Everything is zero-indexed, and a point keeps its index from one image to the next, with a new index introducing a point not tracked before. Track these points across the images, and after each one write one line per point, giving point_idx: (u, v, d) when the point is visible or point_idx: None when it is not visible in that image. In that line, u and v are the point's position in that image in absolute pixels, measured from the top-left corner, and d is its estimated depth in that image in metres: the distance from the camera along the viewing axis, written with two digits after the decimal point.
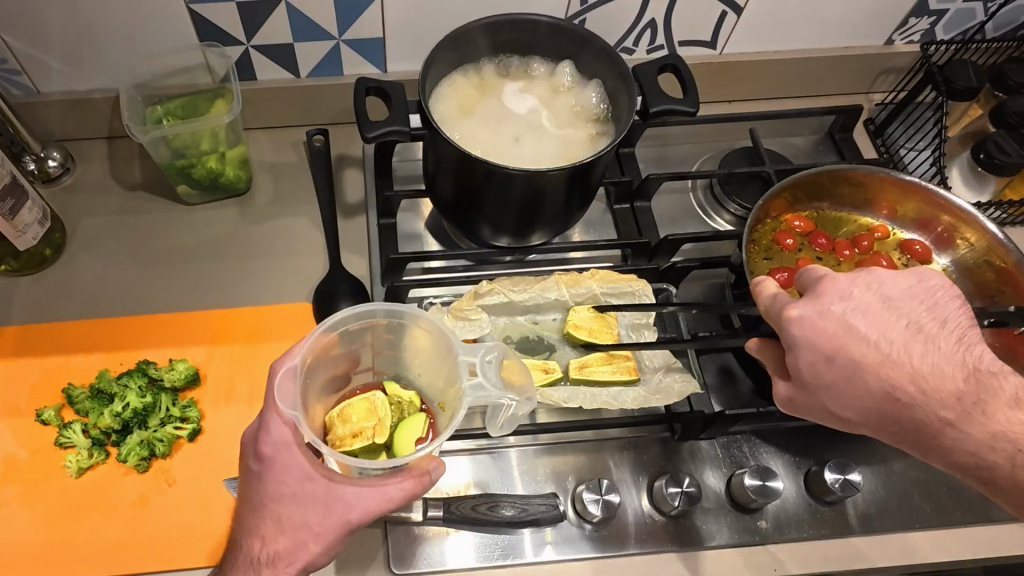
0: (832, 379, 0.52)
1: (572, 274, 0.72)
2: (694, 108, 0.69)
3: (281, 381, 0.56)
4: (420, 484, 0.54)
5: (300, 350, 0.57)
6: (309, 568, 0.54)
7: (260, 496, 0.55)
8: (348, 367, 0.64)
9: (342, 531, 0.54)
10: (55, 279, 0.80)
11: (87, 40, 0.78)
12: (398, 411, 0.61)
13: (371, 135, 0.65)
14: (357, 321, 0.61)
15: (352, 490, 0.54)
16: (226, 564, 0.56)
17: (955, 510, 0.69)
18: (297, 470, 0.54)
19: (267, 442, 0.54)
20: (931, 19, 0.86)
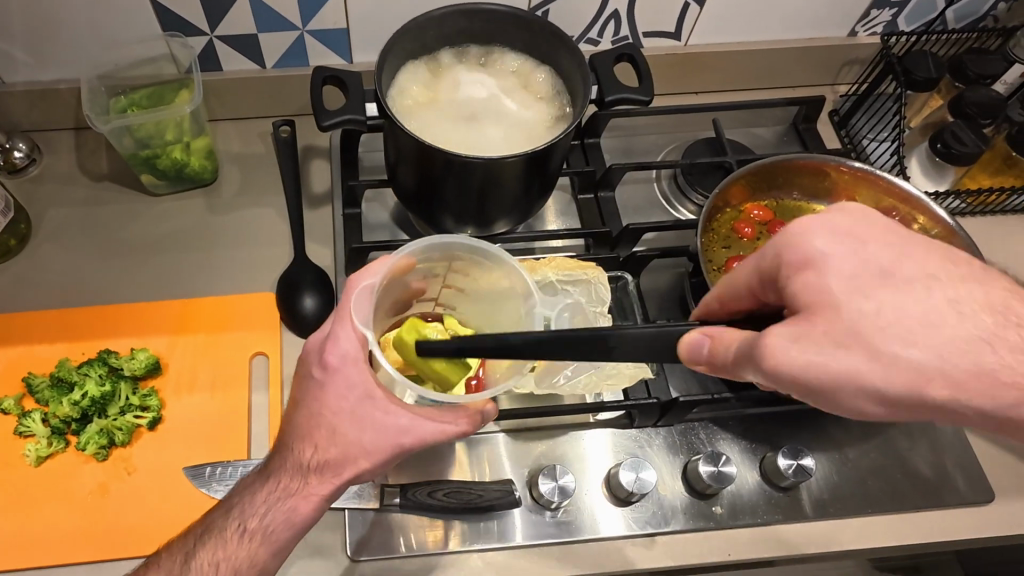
0: (885, 315, 0.43)
1: (529, 262, 0.73)
2: (649, 97, 0.69)
3: (357, 298, 0.56)
4: (471, 425, 0.56)
5: (379, 271, 0.57)
6: (352, 481, 0.55)
7: (317, 405, 0.54)
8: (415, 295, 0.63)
9: (393, 454, 0.54)
10: (21, 269, 0.80)
11: (50, 31, 0.78)
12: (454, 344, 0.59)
13: (327, 124, 0.65)
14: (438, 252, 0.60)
15: (407, 416, 0.54)
16: (274, 463, 0.57)
17: (908, 495, 0.70)
18: (359, 388, 0.54)
19: (335, 352, 0.54)
20: (892, 10, 0.86)
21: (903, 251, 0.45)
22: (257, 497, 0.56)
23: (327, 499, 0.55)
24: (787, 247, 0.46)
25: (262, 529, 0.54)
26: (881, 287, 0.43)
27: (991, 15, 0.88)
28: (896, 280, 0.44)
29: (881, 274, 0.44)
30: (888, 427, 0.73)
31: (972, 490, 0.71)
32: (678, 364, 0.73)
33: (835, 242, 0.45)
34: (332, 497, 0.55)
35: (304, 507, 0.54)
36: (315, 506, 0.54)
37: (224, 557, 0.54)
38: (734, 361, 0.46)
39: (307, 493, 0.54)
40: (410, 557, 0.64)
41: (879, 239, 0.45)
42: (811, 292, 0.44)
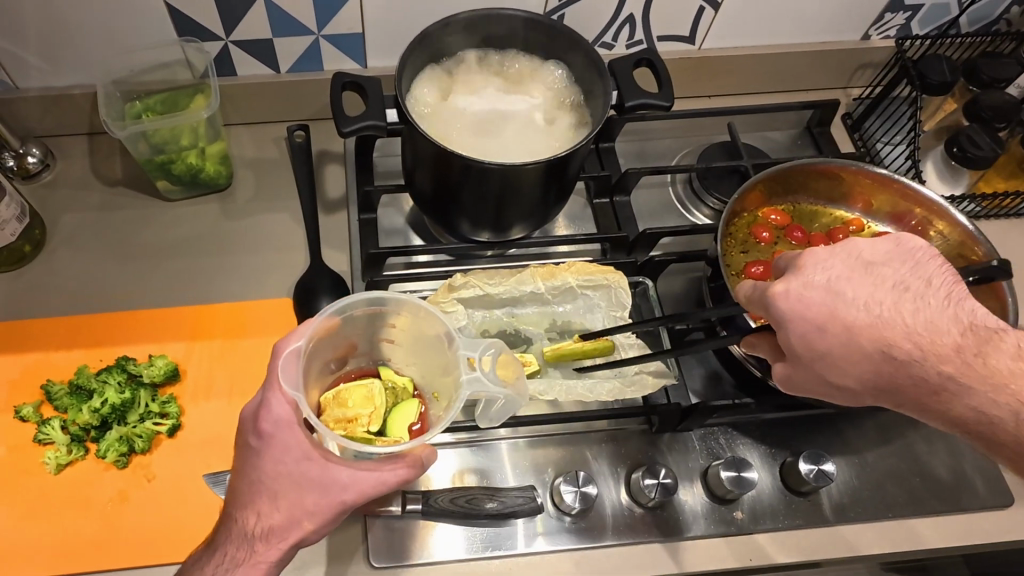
0: (825, 346, 0.52)
1: (548, 267, 0.72)
2: (669, 103, 0.70)
3: (284, 363, 0.56)
4: (413, 472, 0.55)
5: (305, 332, 0.57)
6: (301, 542, 0.56)
7: (257, 473, 0.55)
8: (349, 350, 0.64)
9: (336, 511, 0.55)
10: (35, 276, 0.79)
11: (64, 35, 0.77)
12: (393, 397, 0.60)
13: (347, 130, 0.65)
14: (362, 307, 0.60)
15: (346, 472, 0.54)
16: (220, 534, 0.57)
17: (927, 499, 0.70)
18: (296, 450, 0.55)
19: (268, 419, 0.55)
20: (906, 14, 0.87)
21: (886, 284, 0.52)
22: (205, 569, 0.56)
23: (276, 564, 0.55)
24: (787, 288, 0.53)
25: None
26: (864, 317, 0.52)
27: (1004, 19, 0.89)
28: (896, 321, 0.51)
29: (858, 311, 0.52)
30: (906, 431, 0.74)
31: (990, 494, 0.71)
32: (696, 368, 0.74)
33: (834, 276, 0.53)
34: (282, 561, 0.56)
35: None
36: (265, 572, 0.55)
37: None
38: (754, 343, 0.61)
39: (255, 560, 0.54)
40: (430, 563, 0.63)
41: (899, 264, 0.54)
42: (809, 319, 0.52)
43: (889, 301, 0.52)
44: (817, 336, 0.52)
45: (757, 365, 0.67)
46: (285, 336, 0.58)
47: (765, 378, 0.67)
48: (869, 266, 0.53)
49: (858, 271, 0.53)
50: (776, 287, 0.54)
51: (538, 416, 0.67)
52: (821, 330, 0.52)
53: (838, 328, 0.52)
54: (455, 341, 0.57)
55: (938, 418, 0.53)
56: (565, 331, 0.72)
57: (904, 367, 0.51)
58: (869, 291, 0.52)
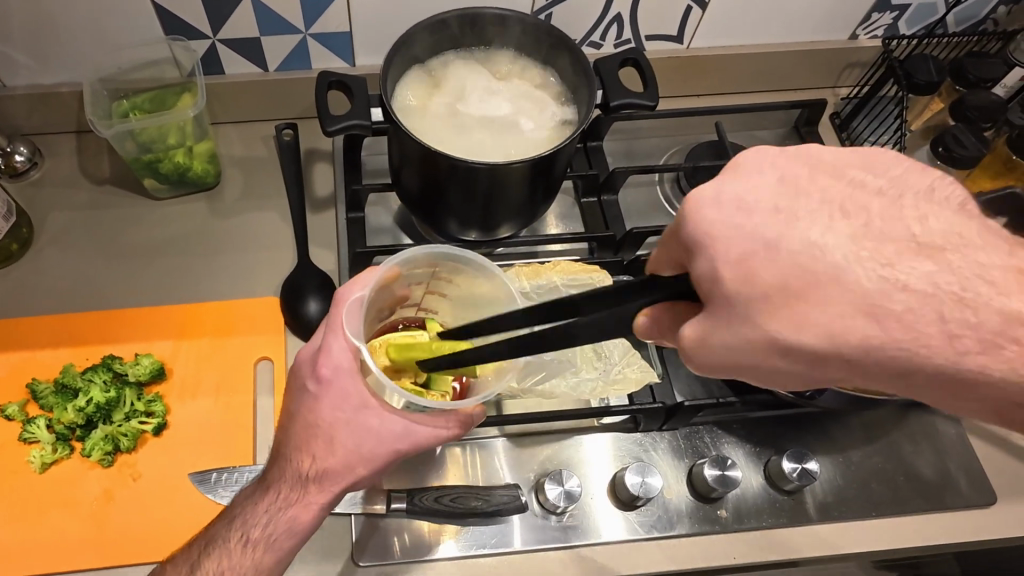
0: (843, 261, 0.39)
1: (534, 266, 0.73)
2: (654, 103, 0.70)
3: (348, 311, 0.56)
4: (464, 430, 0.56)
5: (369, 283, 0.55)
6: (351, 487, 0.56)
7: (312, 418, 0.55)
8: (403, 300, 0.62)
9: (389, 458, 0.55)
10: (22, 274, 0.79)
11: (49, 34, 0.77)
12: (441, 352, 0.59)
13: (331, 129, 0.66)
14: (425, 260, 0.58)
15: (403, 422, 0.55)
16: (273, 475, 0.57)
17: (912, 498, 0.71)
18: (355, 398, 0.54)
19: (329, 364, 0.54)
20: (893, 14, 0.87)
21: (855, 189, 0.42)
22: (258, 507, 0.57)
23: (327, 506, 0.56)
24: (685, 223, 0.42)
25: (265, 538, 0.55)
26: (761, 263, 0.40)
27: (990, 19, 0.89)
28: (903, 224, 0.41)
29: (766, 249, 0.40)
30: (892, 430, 0.74)
31: (974, 493, 0.72)
32: (682, 367, 0.74)
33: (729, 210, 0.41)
34: (334, 502, 0.56)
35: (304, 516, 0.55)
36: (316, 514, 0.55)
37: (229, 565, 0.55)
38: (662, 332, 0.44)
39: (308, 501, 0.55)
40: (416, 562, 0.63)
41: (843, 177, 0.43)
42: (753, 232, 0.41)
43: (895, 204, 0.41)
44: (798, 238, 0.40)
45: None
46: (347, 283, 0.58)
47: None
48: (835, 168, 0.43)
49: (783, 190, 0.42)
50: (692, 199, 0.42)
51: (526, 414, 0.66)
52: (773, 247, 0.40)
53: (860, 239, 0.40)
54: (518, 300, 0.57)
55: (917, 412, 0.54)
56: None
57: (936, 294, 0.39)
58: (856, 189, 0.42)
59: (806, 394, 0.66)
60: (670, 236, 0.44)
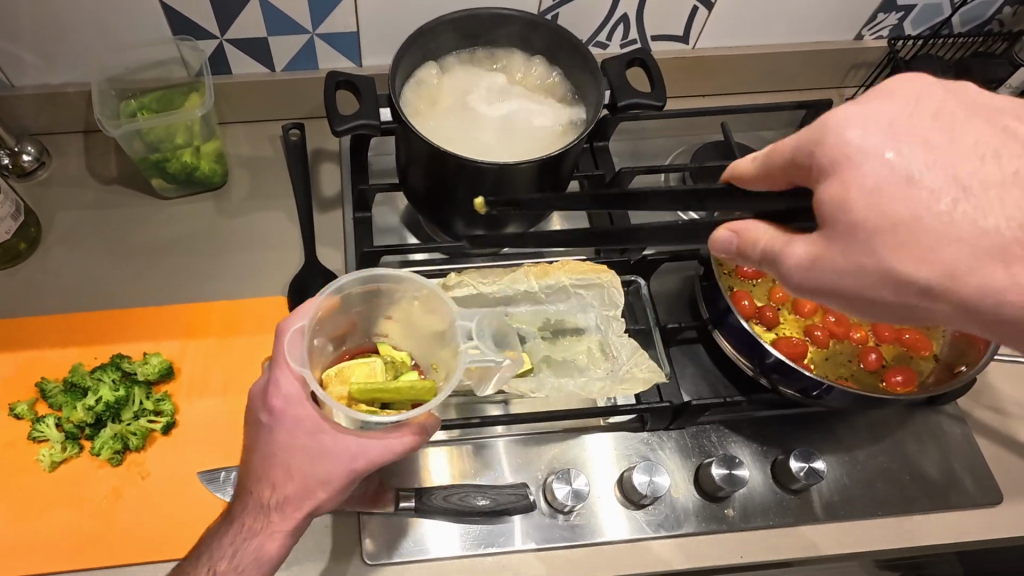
0: (975, 208, 0.42)
1: (542, 266, 0.72)
2: (661, 103, 0.70)
3: (291, 340, 0.58)
4: (418, 439, 0.56)
5: (308, 310, 0.59)
6: (315, 512, 0.56)
7: (268, 447, 0.56)
8: (347, 329, 0.65)
9: (349, 479, 0.55)
10: (30, 274, 0.79)
11: (58, 34, 0.77)
12: (393, 370, 0.62)
13: (340, 128, 0.66)
14: (359, 286, 0.62)
15: (357, 441, 0.55)
16: (236, 508, 0.57)
17: (918, 497, 0.71)
18: (308, 422, 0.55)
19: (278, 395, 0.56)
20: (898, 14, 0.87)
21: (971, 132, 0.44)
22: (223, 540, 0.56)
23: (293, 533, 0.55)
24: (818, 145, 0.45)
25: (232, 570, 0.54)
26: (871, 201, 0.42)
27: (996, 19, 0.89)
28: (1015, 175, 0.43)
29: (905, 181, 0.42)
30: (897, 430, 0.74)
31: (979, 492, 0.72)
32: (689, 367, 0.74)
33: (868, 136, 0.43)
34: (298, 531, 0.56)
35: (270, 545, 0.54)
36: (282, 543, 0.55)
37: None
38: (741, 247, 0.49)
39: (272, 531, 0.55)
40: (424, 560, 0.64)
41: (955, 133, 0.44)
42: (868, 161, 0.43)
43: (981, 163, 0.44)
44: (915, 176, 0.42)
45: (750, 363, 0.68)
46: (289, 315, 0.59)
47: (758, 376, 0.68)
48: (941, 114, 0.44)
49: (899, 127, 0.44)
50: (837, 114, 0.44)
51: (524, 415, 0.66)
52: (912, 180, 0.42)
53: (959, 190, 0.42)
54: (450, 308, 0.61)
55: None
56: (557, 329, 0.72)
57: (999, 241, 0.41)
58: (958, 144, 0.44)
59: (812, 394, 0.66)
60: (784, 157, 0.47)
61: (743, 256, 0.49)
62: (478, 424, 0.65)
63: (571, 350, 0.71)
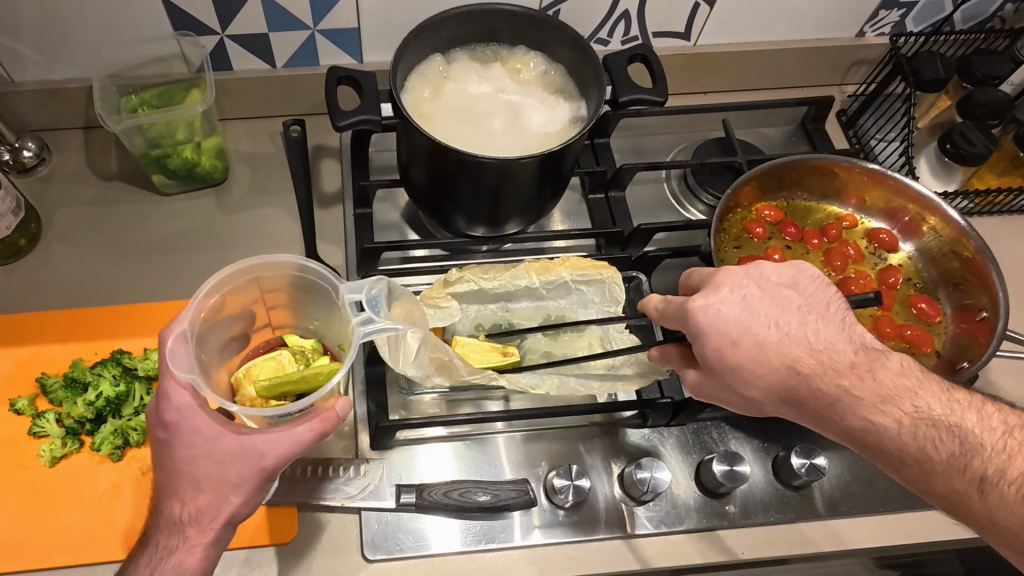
0: (761, 355, 0.53)
1: (543, 261, 0.72)
2: (663, 98, 0.70)
3: (174, 348, 0.55)
4: (328, 426, 0.55)
5: (189, 313, 0.56)
6: (232, 518, 0.56)
7: (172, 463, 0.55)
8: (245, 327, 0.64)
9: (258, 478, 0.55)
10: (30, 270, 0.79)
11: (58, 29, 0.77)
12: (302, 359, 0.61)
13: (342, 124, 0.66)
14: (245, 281, 0.60)
15: (262, 439, 0.54)
16: (151, 528, 0.56)
17: (920, 493, 0.71)
18: (206, 430, 0.55)
19: (170, 409, 0.54)
20: (900, 11, 0.87)
21: (796, 300, 0.55)
22: (140, 562, 0.55)
23: (214, 543, 0.55)
24: (689, 317, 0.54)
25: None
26: (716, 353, 0.54)
27: (998, 16, 0.89)
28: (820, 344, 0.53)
29: (731, 343, 0.53)
30: None
31: None
32: None
33: (729, 310, 0.54)
34: (219, 541, 0.56)
35: (191, 559, 0.54)
36: (203, 555, 0.55)
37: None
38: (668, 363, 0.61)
39: (190, 545, 0.54)
40: (427, 556, 0.64)
41: (788, 293, 0.55)
42: (730, 322, 0.53)
43: (795, 321, 0.54)
44: (744, 342, 0.53)
45: None
46: (170, 323, 0.56)
47: None
48: (778, 286, 0.55)
49: (759, 299, 0.54)
50: (696, 300, 0.54)
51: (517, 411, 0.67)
52: (735, 344, 0.53)
53: (766, 348, 0.53)
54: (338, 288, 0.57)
55: (834, 432, 0.55)
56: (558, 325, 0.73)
57: (806, 382, 0.53)
58: (775, 310, 0.54)
59: None
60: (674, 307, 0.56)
61: (669, 362, 0.61)
62: (482, 418, 0.64)
63: (573, 346, 0.71)
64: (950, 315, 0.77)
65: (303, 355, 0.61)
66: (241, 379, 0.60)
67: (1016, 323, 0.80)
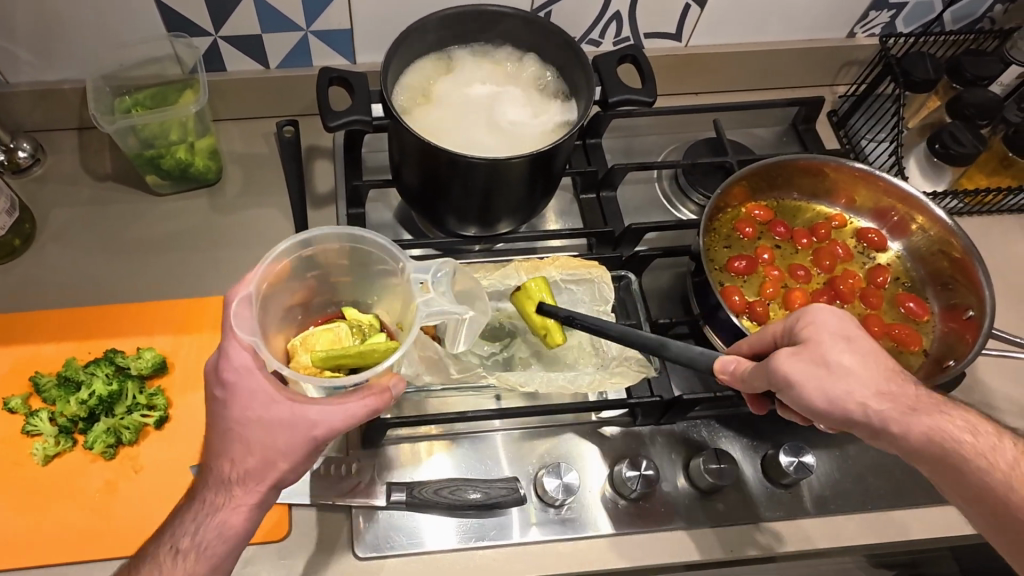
0: (866, 355, 0.52)
1: (533, 261, 0.72)
2: (652, 99, 0.71)
3: (237, 309, 0.57)
4: (380, 401, 0.56)
5: (255, 278, 0.58)
6: (278, 484, 0.55)
7: (224, 423, 0.55)
8: (306, 296, 0.66)
9: (308, 447, 0.55)
10: (25, 270, 0.80)
11: (52, 30, 0.78)
12: (358, 334, 0.63)
13: (333, 124, 0.66)
14: (311, 249, 0.63)
15: (316, 409, 0.54)
16: (195, 486, 0.56)
17: (908, 491, 0.71)
18: (261, 394, 0.54)
19: (229, 368, 0.55)
20: (890, 12, 0.88)
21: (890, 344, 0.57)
22: (185, 517, 0.55)
23: (258, 506, 0.55)
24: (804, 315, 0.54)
25: (195, 547, 0.53)
26: (828, 342, 0.52)
27: (988, 17, 0.90)
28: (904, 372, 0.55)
29: (846, 340, 0.52)
30: None
31: None
32: (680, 363, 0.74)
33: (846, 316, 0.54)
34: (263, 504, 0.55)
35: (234, 519, 0.54)
36: (247, 516, 0.54)
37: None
38: (741, 376, 0.54)
39: (235, 504, 0.54)
40: (417, 554, 0.64)
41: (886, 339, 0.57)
42: (845, 324, 0.53)
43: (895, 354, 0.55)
44: (855, 340, 0.53)
45: None
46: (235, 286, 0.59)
47: None
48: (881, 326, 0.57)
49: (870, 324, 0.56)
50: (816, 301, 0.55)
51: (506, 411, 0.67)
52: (850, 339, 0.52)
53: (870, 352, 0.53)
54: (407, 265, 0.61)
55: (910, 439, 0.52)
56: None
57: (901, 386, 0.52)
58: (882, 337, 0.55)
59: None
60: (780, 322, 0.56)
61: (745, 378, 0.54)
62: (473, 416, 0.65)
63: (562, 346, 0.71)
64: (937, 314, 0.77)
65: (360, 329, 0.63)
66: (295, 347, 0.61)
67: (1005, 322, 0.80)
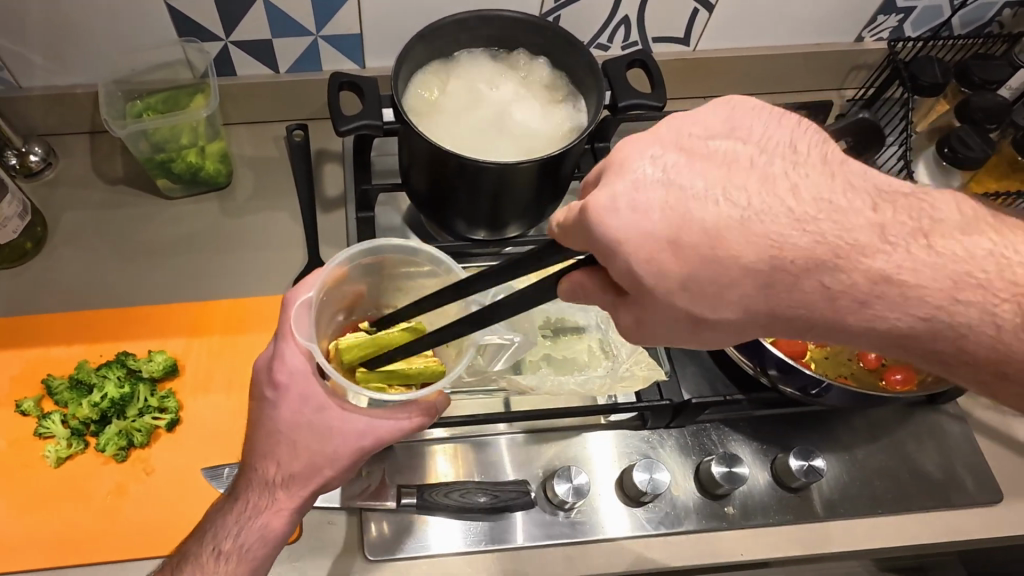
0: None
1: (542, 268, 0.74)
2: (661, 104, 0.72)
3: (297, 314, 0.58)
4: (426, 421, 0.56)
5: (315, 282, 0.59)
6: (321, 488, 0.56)
7: (273, 425, 0.55)
8: (355, 299, 0.65)
9: (355, 456, 0.55)
10: (37, 272, 0.80)
11: (64, 35, 0.78)
12: None
13: (344, 128, 0.66)
14: (369, 258, 0.62)
15: (364, 420, 0.55)
16: (240, 484, 0.57)
17: (916, 495, 0.71)
18: (312, 399, 0.55)
19: (283, 370, 0.55)
20: (898, 16, 0.88)
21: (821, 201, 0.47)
22: (228, 516, 0.56)
23: (297, 510, 0.56)
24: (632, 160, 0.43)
25: (238, 549, 0.55)
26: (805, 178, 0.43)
27: (996, 21, 0.90)
28: None
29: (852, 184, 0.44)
30: (895, 429, 0.75)
31: (978, 490, 0.72)
32: (689, 368, 0.72)
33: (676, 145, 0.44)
34: (304, 507, 0.56)
35: (276, 522, 0.55)
36: (286, 519, 0.56)
37: None
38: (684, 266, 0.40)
39: (278, 508, 0.55)
40: (425, 556, 0.64)
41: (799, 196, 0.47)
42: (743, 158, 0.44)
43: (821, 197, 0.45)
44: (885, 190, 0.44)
45: (752, 363, 0.68)
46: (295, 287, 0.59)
47: (759, 376, 0.68)
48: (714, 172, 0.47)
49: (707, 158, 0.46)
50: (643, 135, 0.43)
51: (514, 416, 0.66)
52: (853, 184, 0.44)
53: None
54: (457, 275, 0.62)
55: None
56: (558, 328, 0.72)
57: None
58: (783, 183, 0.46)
59: (812, 393, 0.67)
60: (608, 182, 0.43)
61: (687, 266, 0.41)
62: (484, 420, 0.65)
63: (572, 349, 0.71)
64: None
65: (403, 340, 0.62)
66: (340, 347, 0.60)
67: None
